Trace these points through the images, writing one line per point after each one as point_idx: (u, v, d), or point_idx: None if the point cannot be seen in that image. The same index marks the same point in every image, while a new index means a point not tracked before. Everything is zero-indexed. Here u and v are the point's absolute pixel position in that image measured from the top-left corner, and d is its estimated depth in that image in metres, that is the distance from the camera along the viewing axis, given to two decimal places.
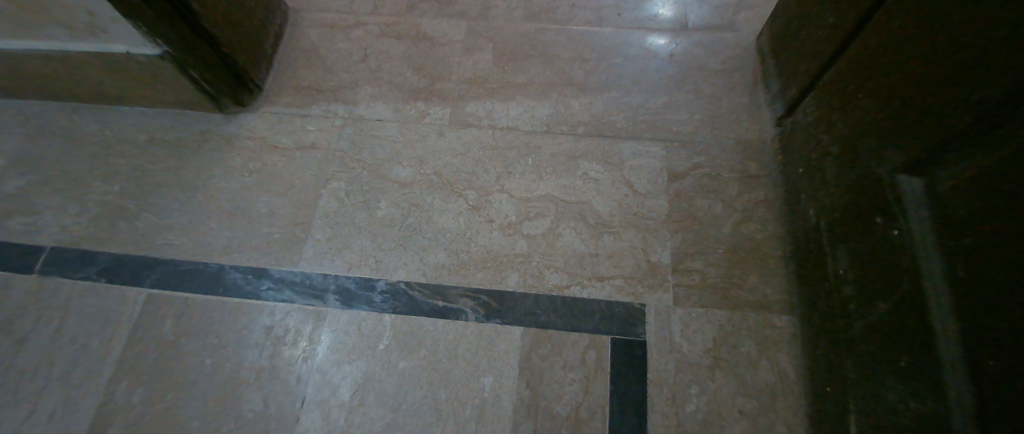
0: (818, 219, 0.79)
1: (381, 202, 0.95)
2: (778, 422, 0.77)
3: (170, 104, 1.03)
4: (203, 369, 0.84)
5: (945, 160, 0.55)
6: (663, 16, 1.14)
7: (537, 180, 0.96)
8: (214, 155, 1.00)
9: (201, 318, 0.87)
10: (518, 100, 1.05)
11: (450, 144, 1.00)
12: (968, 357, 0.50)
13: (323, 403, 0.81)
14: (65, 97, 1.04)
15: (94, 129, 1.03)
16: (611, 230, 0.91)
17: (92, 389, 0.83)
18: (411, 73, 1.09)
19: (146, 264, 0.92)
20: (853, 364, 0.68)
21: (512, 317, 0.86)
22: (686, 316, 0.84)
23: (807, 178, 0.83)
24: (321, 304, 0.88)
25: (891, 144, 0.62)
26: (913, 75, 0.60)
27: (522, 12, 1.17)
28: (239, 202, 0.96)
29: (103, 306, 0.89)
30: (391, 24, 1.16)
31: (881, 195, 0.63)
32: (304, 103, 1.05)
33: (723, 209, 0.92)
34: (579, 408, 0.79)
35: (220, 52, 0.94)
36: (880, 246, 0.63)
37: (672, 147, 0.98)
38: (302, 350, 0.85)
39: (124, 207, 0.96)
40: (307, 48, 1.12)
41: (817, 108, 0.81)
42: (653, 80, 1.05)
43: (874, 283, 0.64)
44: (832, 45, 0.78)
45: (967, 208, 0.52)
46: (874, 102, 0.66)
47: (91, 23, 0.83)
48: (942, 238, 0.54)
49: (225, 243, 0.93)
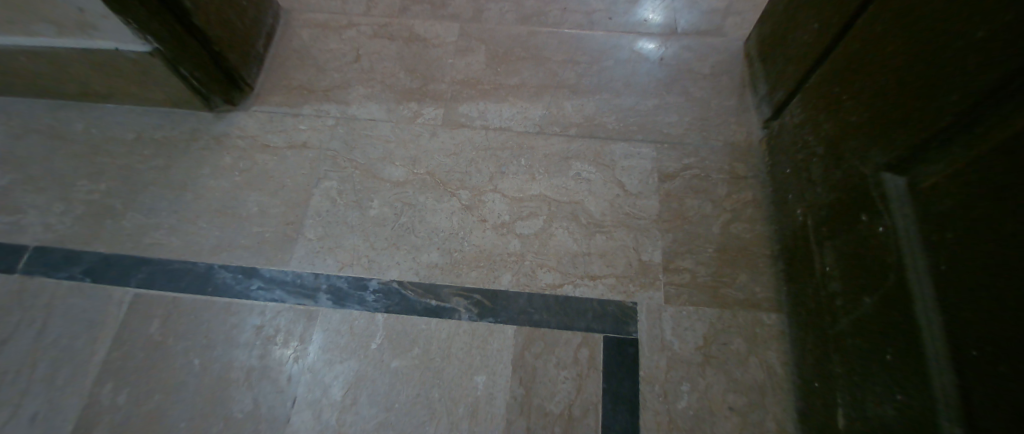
0: (804, 218, 0.80)
1: (374, 202, 0.95)
2: (768, 418, 0.78)
3: (160, 103, 1.02)
4: (191, 370, 0.82)
5: (926, 158, 0.57)
6: (653, 20, 1.16)
7: (530, 180, 0.96)
8: (204, 154, 0.99)
9: (189, 318, 0.86)
10: (510, 102, 1.06)
11: (443, 144, 1.00)
12: (950, 349, 0.52)
13: (315, 403, 0.81)
14: (52, 95, 1.03)
15: (80, 127, 1.02)
16: (603, 229, 0.92)
17: (77, 389, 0.81)
18: (404, 74, 1.09)
19: (132, 264, 0.90)
20: (840, 359, 0.69)
21: (505, 316, 0.86)
22: (677, 315, 0.85)
23: (793, 178, 0.85)
24: (313, 304, 0.87)
25: (875, 144, 0.64)
26: (895, 79, 0.62)
27: (514, 15, 1.18)
28: (229, 201, 0.95)
29: (89, 306, 0.87)
30: (383, 25, 1.16)
31: (867, 194, 0.65)
32: (295, 103, 1.05)
33: (713, 209, 0.93)
34: (573, 406, 0.80)
35: (210, 49, 0.93)
36: (865, 243, 0.65)
37: (662, 148, 0.99)
38: (293, 349, 0.84)
39: (110, 205, 0.95)
40: (299, 48, 1.12)
41: (804, 110, 0.83)
42: (643, 83, 1.07)
43: (859, 279, 0.66)
44: (817, 49, 0.80)
45: (949, 205, 0.53)
46: (859, 104, 0.68)
47: (80, 19, 0.82)
48: (925, 234, 0.56)
49: (215, 242, 0.92)
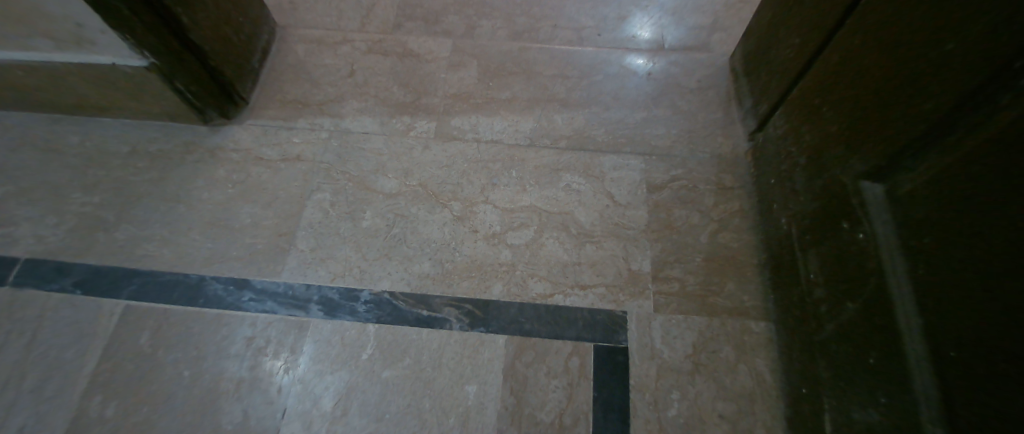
0: (789, 226, 0.82)
1: (366, 213, 0.96)
2: (757, 425, 0.78)
3: (155, 116, 1.03)
4: (181, 382, 0.82)
5: (902, 165, 0.59)
6: (641, 36, 1.19)
7: (520, 191, 0.98)
8: (198, 166, 1.00)
9: (180, 330, 0.86)
10: (502, 115, 1.08)
11: (435, 157, 1.02)
12: (932, 351, 0.53)
13: (305, 414, 0.80)
14: (47, 109, 1.03)
15: (75, 140, 1.02)
16: (593, 239, 0.93)
17: (65, 402, 0.81)
18: (397, 89, 1.11)
19: (124, 276, 0.90)
20: (825, 365, 0.70)
21: (496, 325, 0.86)
22: (667, 323, 0.86)
23: (778, 188, 0.87)
24: (304, 314, 0.87)
25: (855, 153, 0.66)
26: (873, 90, 0.64)
27: (505, 31, 1.21)
28: (222, 213, 0.96)
29: (79, 317, 0.87)
30: (377, 41, 1.18)
31: (848, 201, 0.67)
32: (290, 116, 1.06)
33: (700, 219, 0.95)
34: (563, 414, 0.80)
35: (206, 64, 0.95)
36: (846, 250, 0.66)
37: (651, 160, 1.01)
38: (283, 361, 0.84)
39: (104, 217, 0.95)
40: (294, 63, 1.14)
41: (786, 122, 0.86)
42: (632, 97, 1.10)
43: (841, 285, 0.67)
44: (799, 63, 0.83)
45: (926, 210, 0.55)
46: (838, 116, 0.71)
47: (78, 34, 0.84)
48: (903, 240, 0.57)
49: (207, 253, 0.92)
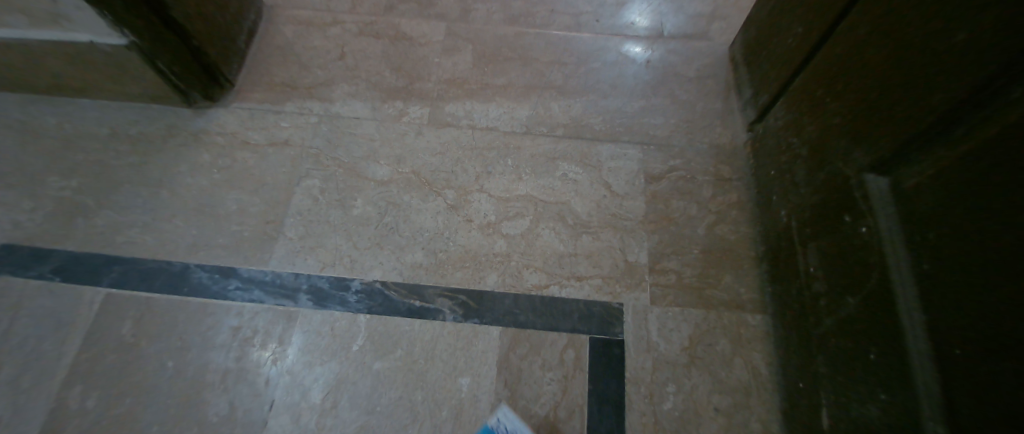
0: (788, 218, 0.81)
1: (357, 201, 0.93)
2: (753, 418, 0.78)
3: (136, 97, 0.99)
4: (165, 373, 0.79)
5: (908, 159, 0.58)
6: (640, 23, 1.16)
7: (516, 180, 0.96)
8: (181, 150, 0.97)
9: (164, 319, 0.83)
10: (497, 102, 1.05)
11: (429, 143, 0.99)
12: (935, 348, 0.52)
13: (293, 406, 0.78)
14: (21, 88, 0.99)
15: (52, 121, 0.98)
16: (590, 230, 0.91)
17: (44, 392, 0.78)
18: (389, 73, 1.07)
19: (104, 263, 0.87)
20: (823, 360, 0.70)
21: (490, 317, 0.85)
22: (663, 315, 0.85)
23: (777, 180, 0.85)
24: (292, 304, 0.85)
25: (859, 146, 0.65)
26: (879, 81, 0.62)
27: (501, 15, 1.17)
28: (207, 199, 0.92)
29: (56, 306, 0.84)
30: (368, 23, 1.14)
31: (850, 195, 0.66)
32: (277, 100, 1.03)
33: (698, 210, 0.93)
34: (558, 407, 0.79)
35: (190, 44, 0.91)
36: (848, 244, 0.65)
37: (648, 150, 1.00)
38: (271, 352, 0.81)
39: (82, 202, 0.92)
40: (282, 44, 1.10)
41: (787, 113, 0.84)
42: (630, 85, 1.07)
43: (841, 280, 0.66)
44: (801, 53, 0.81)
45: (931, 205, 0.54)
46: (842, 108, 0.69)
47: (52, 10, 0.80)
48: (907, 235, 0.56)
49: (191, 241, 0.89)
